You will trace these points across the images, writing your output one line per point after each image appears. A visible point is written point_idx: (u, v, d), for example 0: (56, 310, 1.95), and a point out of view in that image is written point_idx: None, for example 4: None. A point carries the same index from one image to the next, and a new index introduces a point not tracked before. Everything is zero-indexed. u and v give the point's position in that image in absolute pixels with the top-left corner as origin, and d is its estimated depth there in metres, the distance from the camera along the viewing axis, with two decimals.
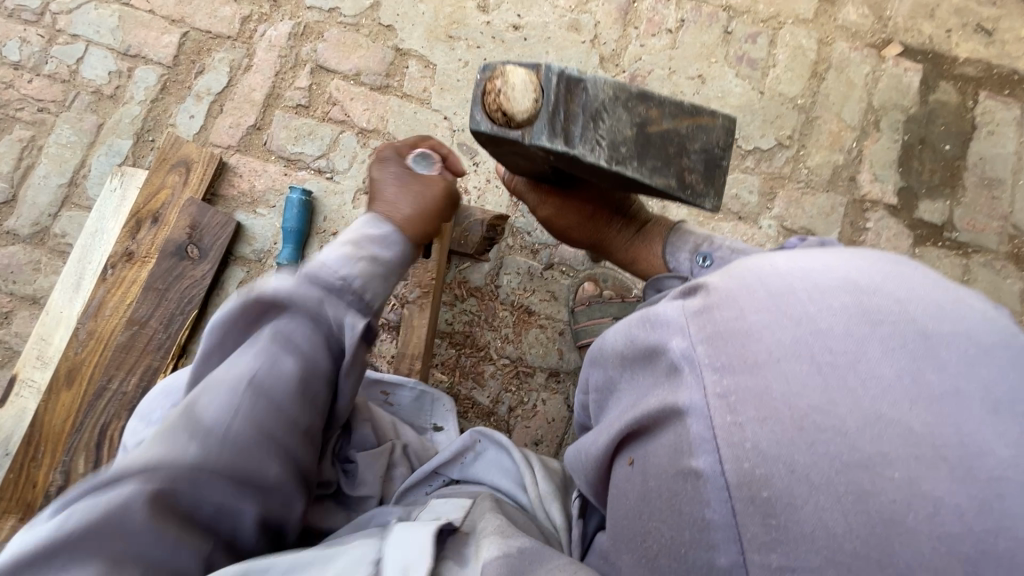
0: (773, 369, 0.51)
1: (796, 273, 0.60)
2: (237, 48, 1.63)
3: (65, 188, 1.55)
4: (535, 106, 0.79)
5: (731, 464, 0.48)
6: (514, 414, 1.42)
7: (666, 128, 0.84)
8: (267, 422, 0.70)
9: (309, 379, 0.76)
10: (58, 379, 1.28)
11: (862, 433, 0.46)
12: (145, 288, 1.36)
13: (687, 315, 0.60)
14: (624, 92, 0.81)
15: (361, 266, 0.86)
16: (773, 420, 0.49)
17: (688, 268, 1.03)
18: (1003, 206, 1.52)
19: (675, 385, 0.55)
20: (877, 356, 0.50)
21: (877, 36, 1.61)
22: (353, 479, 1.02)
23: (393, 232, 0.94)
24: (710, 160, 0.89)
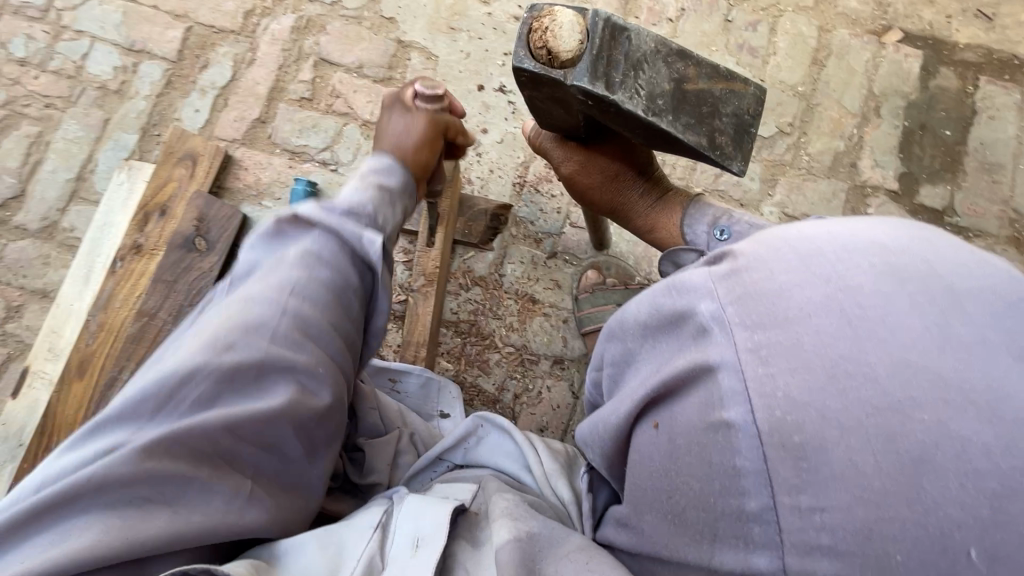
0: (806, 323, 0.50)
1: (823, 234, 0.59)
2: (240, 42, 1.65)
3: (72, 183, 1.57)
4: (580, 47, 0.78)
5: (763, 414, 0.48)
6: (518, 401, 1.44)
7: (701, 87, 0.85)
8: (307, 324, 0.76)
9: (341, 289, 0.83)
10: (70, 370, 1.29)
11: (893, 379, 0.45)
12: (155, 280, 1.37)
13: (713, 279, 0.60)
14: (665, 46, 0.81)
15: (370, 194, 0.95)
16: (806, 372, 0.47)
17: (705, 241, 1.03)
18: (1003, 190, 1.53)
19: (703, 344, 0.55)
20: (906, 308, 0.49)
21: (877, 23, 1.62)
22: (362, 468, 1.04)
23: (399, 167, 1.04)
24: (738, 125, 0.88)
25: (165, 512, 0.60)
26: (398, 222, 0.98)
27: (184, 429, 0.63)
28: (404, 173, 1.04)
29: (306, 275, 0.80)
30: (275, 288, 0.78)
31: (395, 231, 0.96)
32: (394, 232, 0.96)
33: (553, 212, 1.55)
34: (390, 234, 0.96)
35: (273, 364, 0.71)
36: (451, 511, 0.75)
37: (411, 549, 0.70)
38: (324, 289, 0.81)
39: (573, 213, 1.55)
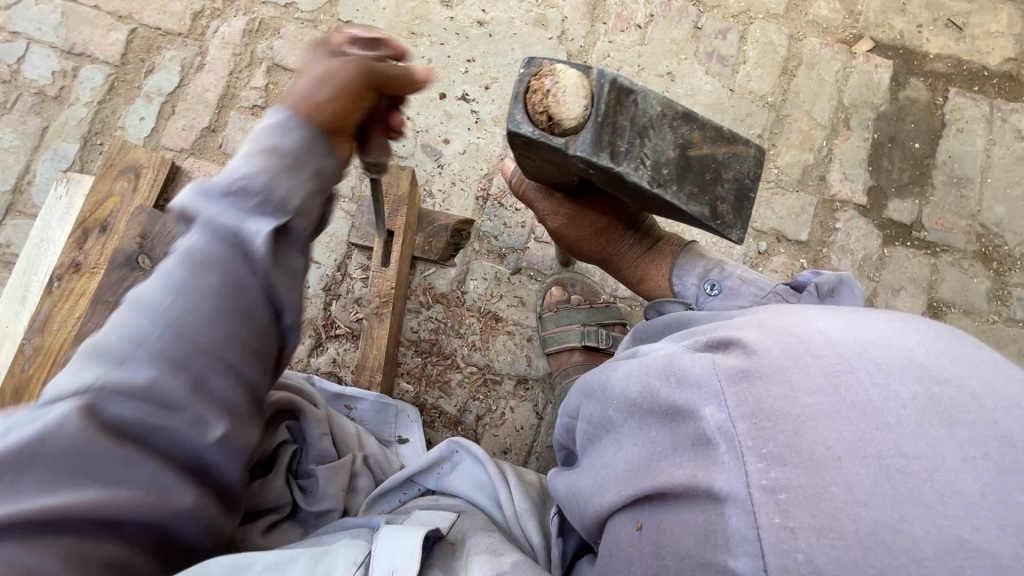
0: (833, 470, 0.45)
1: (852, 345, 0.54)
2: (188, 45, 1.56)
3: (8, 196, 1.48)
4: (584, 114, 0.75)
5: (777, 574, 0.43)
6: (481, 423, 1.39)
7: (705, 153, 0.80)
8: (200, 334, 0.58)
9: (232, 301, 0.60)
10: (3, 397, 1.22)
11: (940, 560, 0.40)
12: (94, 301, 1.28)
13: (722, 379, 0.55)
14: (672, 109, 0.78)
15: (261, 160, 0.63)
16: (833, 534, 0.42)
17: (694, 295, 0.98)
18: (971, 204, 1.51)
19: (709, 464, 0.50)
20: (956, 466, 0.43)
21: (848, 31, 1.59)
22: (312, 494, 0.98)
23: (298, 118, 0.67)
24: (740, 191, 0.82)
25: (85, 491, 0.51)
26: (307, 194, 0.65)
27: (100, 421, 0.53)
28: (314, 128, 0.67)
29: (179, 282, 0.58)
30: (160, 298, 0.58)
31: (312, 200, 0.66)
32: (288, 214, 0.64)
33: (516, 226, 1.50)
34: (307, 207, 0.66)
35: (169, 377, 0.56)
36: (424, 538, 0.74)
37: None
38: (213, 297, 0.59)
39: (537, 227, 1.50)
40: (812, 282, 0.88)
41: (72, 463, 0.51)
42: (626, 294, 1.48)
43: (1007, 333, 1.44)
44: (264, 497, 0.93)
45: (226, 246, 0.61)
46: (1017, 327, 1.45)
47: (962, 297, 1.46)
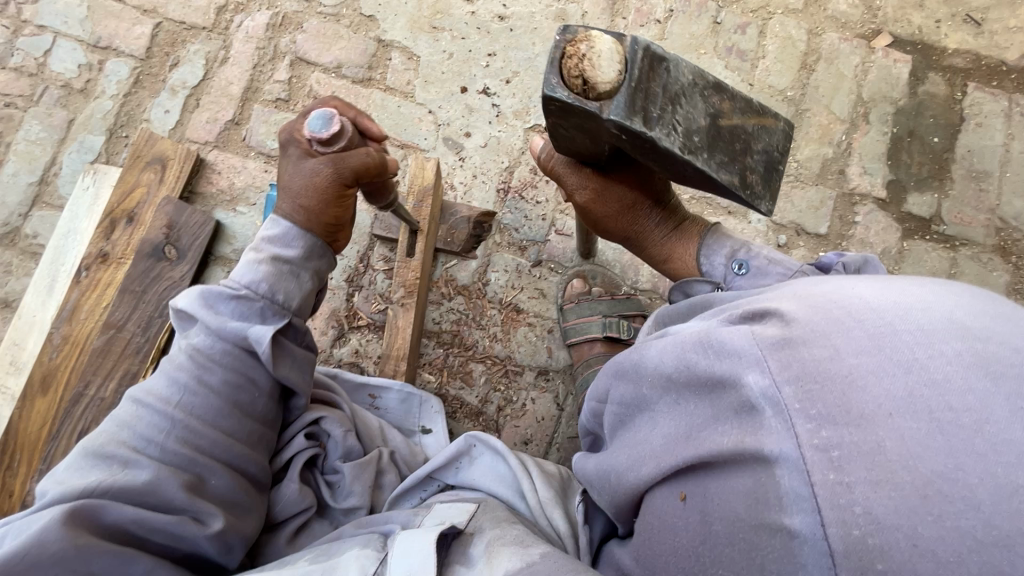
0: (885, 425, 0.44)
1: (889, 309, 0.53)
2: (213, 39, 1.58)
3: (35, 187, 1.50)
4: (619, 78, 0.72)
5: (837, 529, 0.43)
6: (502, 414, 1.40)
7: (735, 123, 0.81)
8: (199, 439, 0.79)
9: (236, 389, 0.84)
10: (33, 385, 1.24)
11: (998, 506, 0.40)
12: (122, 290, 1.31)
13: (763, 347, 0.54)
14: (703, 79, 0.78)
15: (265, 270, 0.88)
16: (891, 486, 0.42)
17: (722, 274, 0.98)
18: (990, 198, 1.52)
19: (757, 428, 0.50)
20: (1006, 416, 0.43)
21: (867, 26, 1.60)
22: (339, 490, 0.98)
23: (293, 227, 0.92)
24: (767, 163, 0.85)
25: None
26: (308, 292, 0.93)
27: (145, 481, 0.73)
28: (309, 237, 0.93)
29: (193, 382, 0.81)
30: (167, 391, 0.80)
31: (303, 306, 0.92)
32: (297, 308, 0.91)
33: (537, 219, 1.51)
34: (297, 308, 0.91)
35: (168, 479, 0.74)
36: (435, 540, 0.75)
37: None
38: (217, 397, 0.82)
39: (558, 220, 1.51)
40: (838, 262, 0.87)
41: (82, 559, 0.65)
42: (646, 287, 1.49)
43: None
44: (292, 497, 0.92)
45: (235, 343, 0.85)
46: None
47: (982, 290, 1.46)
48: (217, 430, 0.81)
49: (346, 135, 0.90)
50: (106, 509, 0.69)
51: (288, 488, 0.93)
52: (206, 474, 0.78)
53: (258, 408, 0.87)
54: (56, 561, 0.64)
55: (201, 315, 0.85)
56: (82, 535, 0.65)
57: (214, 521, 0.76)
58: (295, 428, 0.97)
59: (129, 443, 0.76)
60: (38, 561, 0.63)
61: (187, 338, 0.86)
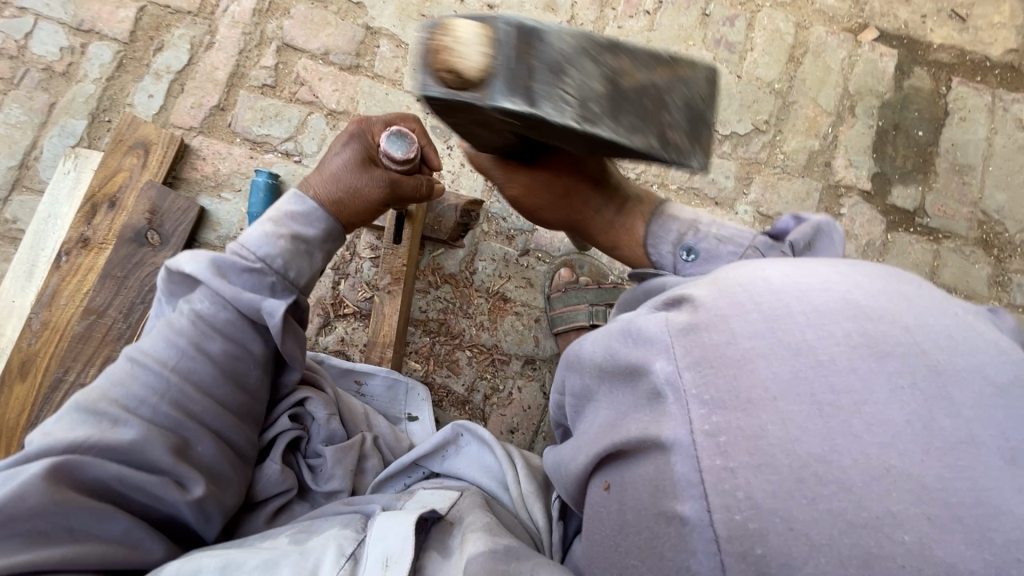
0: (769, 410, 0.44)
1: (790, 289, 0.52)
2: (198, 24, 1.56)
3: (15, 171, 1.47)
4: (490, 63, 0.65)
5: (721, 514, 0.43)
6: (489, 403, 1.40)
7: (642, 82, 0.70)
8: (190, 404, 0.78)
9: (234, 360, 0.84)
10: (10, 371, 1.22)
11: (870, 488, 0.39)
12: (103, 275, 1.29)
13: (672, 333, 0.53)
14: (592, 40, 0.66)
15: (281, 245, 0.88)
16: (769, 470, 0.42)
17: (671, 262, 0.93)
18: (972, 192, 1.54)
19: (659, 415, 0.49)
20: (884, 395, 0.42)
21: (854, 20, 1.61)
22: (319, 474, 0.97)
23: (319, 208, 0.94)
24: (690, 115, 0.75)
25: (69, 546, 0.64)
26: (315, 273, 0.93)
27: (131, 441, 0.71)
28: (330, 221, 0.94)
29: (192, 347, 0.80)
30: (161, 355, 0.78)
31: (311, 284, 0.93)
32: (304, 286, 0.91)
33: None
34: (305, 286, 0.92)
35: (155, 442, 0.72)
36: (416, 522, 0.74)
37: (380, 566, 0.69)
38: (214, 364, 0.81)
39: None
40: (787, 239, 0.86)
41: (64, 513, 0.64)
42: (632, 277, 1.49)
43: None
44: (273, 484, 0.91)
45: (247, 314, 0.85)
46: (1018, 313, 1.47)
47: (964, 282, 1.48)
48: (209, 398, 0.81)
49: (415, 161, 1.02)
50: (89, 466, 0.67)
51: (270, 469, 0.91)
52: (194, 440, 0.77)
53: (252, 380, 0.87)
54: (35, 515, 0.62)
55: (210, 280, 0.83)
56: (65, 491, 0.64)
57: (197, 488, 0.75)
58: (279, 409, 0.96)
59: (117, 402, 0.73)
60: (15, 515, 0.61)
61: (192, 296, 0.84)
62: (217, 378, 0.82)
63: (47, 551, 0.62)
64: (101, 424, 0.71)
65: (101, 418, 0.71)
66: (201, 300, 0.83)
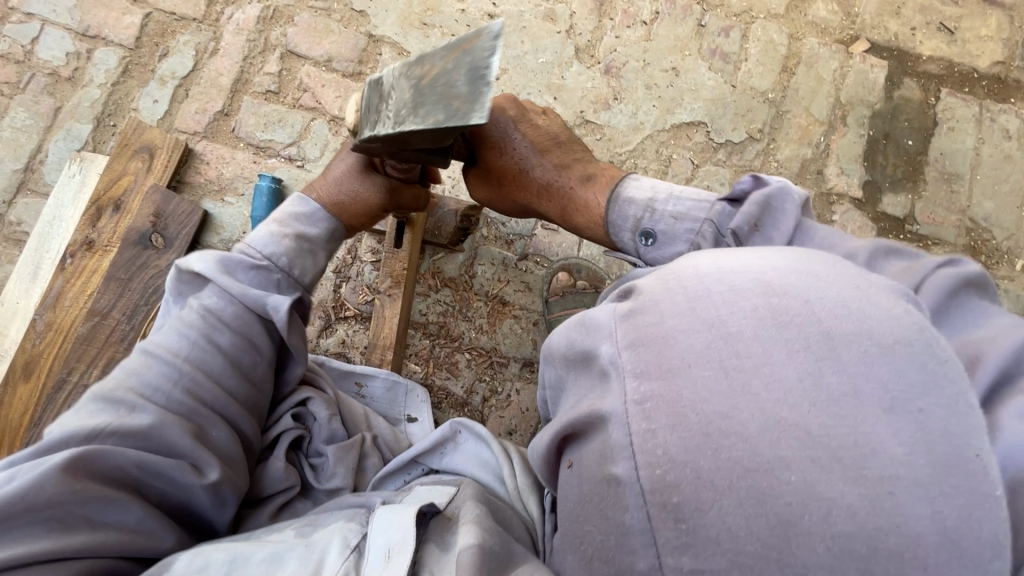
0: (683, 376, 0.46)
1: (711, 269, 0.53)
2: (202, 30, 1.58)
3: (20, 174, 1.49)
4: (358, 117, 0.95)
5: (646, 471, 0.45)
6: (487, 404, 1.42)
7: (432, 75, 0.79)
8: (203, 392, 0.81)
9: (243, 352, 0.88)
10: (15, 372, 1.24)
11: (764, 437, 0.41)
12: (108, 277, 1.31)
13: (615, 318, 0.55)
14: (397, 68, 0.85)
15: (285, 245, 0.96)
16: (681, 428, 0.44)
17: (634, 248, 0.92)
18: (961, 200, 1.57)
19: (603, 391, 0.52)
20: (782, 359, 0.44)
21: (845, 32, 1.65)
22: (320, 471, 0.99)
23: (321, 211, 1.02)
24: (473, 79, 0.74)
25: (85, 531, 0.65)
26: (318, 270, 1.01)
27: (143, 429, 0.73)
28: (331, 223, 1.03)
29: (203, 339, 0.84)
30: (173, 349, 0.82)
31: (314, 282, 1.00)
32: (308, 282, 0.99)
33: None
34: (308, 286, 0.99)
35: (171, 426, 0.75)
36: (415, 515, 0.76)
37: (383, 557, 0.71)
38: (224, 355, 0.85)
39: None
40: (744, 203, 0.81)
41: (81, 500, 0.65)
42: None
43: None
44: (270, 478, 0.93)
45: (252, 309, 0.91)
46: None
47: None
48: (219, 386, 0.83)
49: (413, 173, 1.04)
50: (108, 454, 0.69)
51: (274, 465, 0.93)
52: (208, 425, 0.79)
53: (258, 373, 0.91)
54: (52, 504, 0.64)
55: (218, 278, 0.89)
56: (81, 481, 0.65)
57: (211, 471, 0.76)
58: (283, 408, 0.98)
59: (135, 389, 0.77)
60: (32, 504, 0.62)
61: (200, 295, 0.90)
62: (226, 368, 0.85)
63: (65, 538, 0.63)
64: (116, 415, 0.73)
65: (116, 409, 0.74)
66: (210, 298, 0.89)
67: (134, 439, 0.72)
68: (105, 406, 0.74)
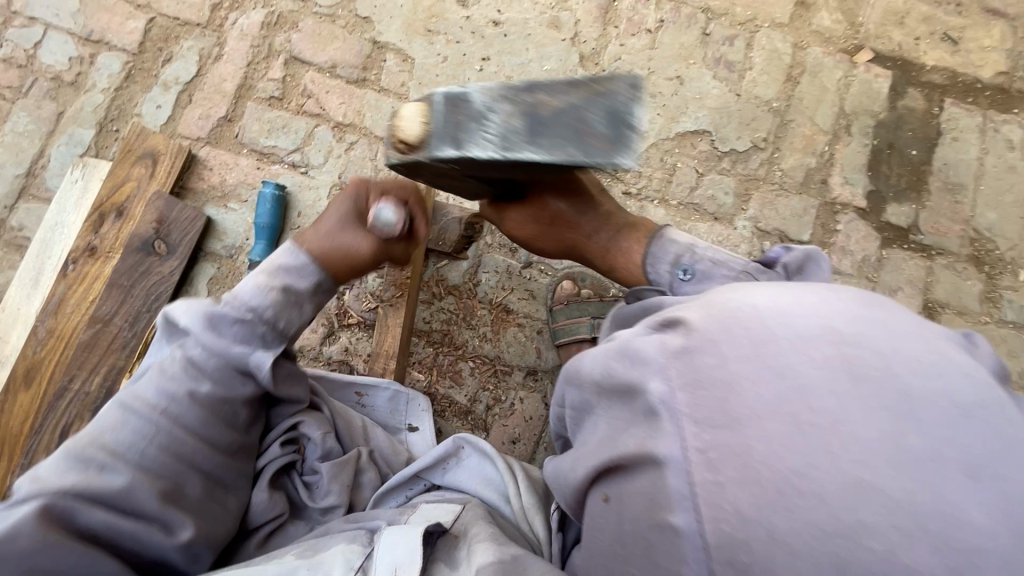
0: (756, 429, 0.49)
1: (776, 315, 0.57)
2: (207, 36, 1.58)
3: (22, 179, 1.48)
4: (422, 131, 0.87)
5: (710, 525, 0.47)
6: (491, 413, 1.42)
7: (556, 105, 0.83)
8: (181, 447, 0.80)
9: (226, 404, 0.86)
10: (16, 379, 1.22)
11: (843, 499, 0.44)
12: (110, 284, 1.30)
13: (665, 355, 0.57)
14: (507, 88, 0.83)
15: (273, 297, 0.90)
16: (755, 485, 0.47)
17: (667, 280, 1.05)
18: (964, 210, 1.57)
19: (653, 431, 0.54)
20: (860, 416, 0.47)
21: (849, 42, 1.65)
22: (316, 491, 0.98)
23: (312, 262, 0.96)
24: (613, 118, 0.83)
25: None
26: (304, 323, 0.95)
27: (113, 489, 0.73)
28: (320, 274, 0.96)
29: (184, 393, 0.81)
30: (150, 403, 0.80)
31: (299, 331, 0.95)
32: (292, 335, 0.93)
33: None
34: (290, 336, 0.94)
35: (141, 486, 0.74)
36: (423, 535, 0.75)
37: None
38: (204, 408, 0.83)
39: None
40: (782, 259, 0.99)
41: (49, 557, 0.66)
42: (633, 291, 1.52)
43: (998, 335, 1.51)
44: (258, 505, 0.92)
45: (234, 364, 0.86)
46: (1008, 328, 1.51)
47: (957, 298, 1.52)
48: (199, 439, 0.82)
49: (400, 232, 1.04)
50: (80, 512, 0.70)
51: (259, 496, 0.92)
52: (184, 482, 0.80)
53: (240, 418, 0.88)
54: (25, 556, 0.64)
55: (200, 333, 0.85)
56: (51, 537, 0.66)
57: (183, 531, 0.77)
58: (272, 437, 0.97)
59: (109, 447, 0.76)
60: (1, 555, 0.63)
61: (178, 344, 0.86)
62: (205, 422, 0.83)
63: None
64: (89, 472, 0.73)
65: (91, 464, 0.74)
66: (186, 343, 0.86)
67: (105, 495, 0.72)
68: (81, 459, 0.74)
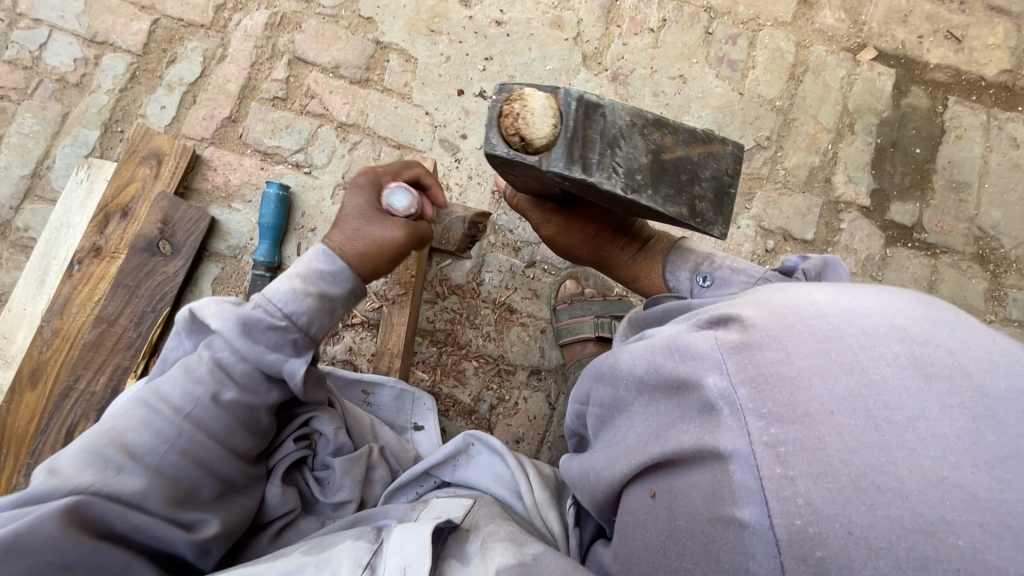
0: (827, 422, 0.48)
1: (840, 312, 0.57)
2: (211, 37, 1.58)
3: (27, 180, 1.49)
4: (553, 132, 0.82)
5: (781, 520, 0.46)
6: (495, 412, 1.42)
7: (679, 155, 0.88)
8: (201, 451, 0.78)
9: (246, 409, 0.84)
10: (22, 379, 1.23)
11: (923, 496, 0.43)
12: (115, 284, 1.31)
13: (723, 350, 0.57)
14: (641, 118, 0.84)
15: (307, 302, 0.88)
16: (828, 479, 0.45)
17: (687, 288, 1.07)
18: (969, 208, 1.57)
19: (712, 426, 0.53)
20: (936, 412, 0.47)
21: (853, 40, 1.65)
22: (327, 487, 0.97)
23: (346, 266, 0.94)
24: (718, 187, 0.92)
25: None
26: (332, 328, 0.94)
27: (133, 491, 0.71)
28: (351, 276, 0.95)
29: (208, 397, 0.79)
30: (172, 403, 0.78)
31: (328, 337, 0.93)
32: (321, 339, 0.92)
33: None
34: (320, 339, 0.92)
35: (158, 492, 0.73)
36: (430, 533, 0.75)
37: None
38: (227, 414, 0.81)
39: None
40: (800, 267, 0.99)
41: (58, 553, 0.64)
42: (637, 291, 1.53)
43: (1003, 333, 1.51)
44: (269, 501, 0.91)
45: (266, 368, 0.85)
46: (1012, 327, 1.51)
47: (961, 296, 1.52)
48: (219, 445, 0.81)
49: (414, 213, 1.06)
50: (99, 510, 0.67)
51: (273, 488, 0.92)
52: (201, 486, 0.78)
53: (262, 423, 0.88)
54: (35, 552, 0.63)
55: (228, 333, 0.82)
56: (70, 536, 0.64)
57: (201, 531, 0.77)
58: (288, 429, 0.96)
59: (129, 447, 0.73)
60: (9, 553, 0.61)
61: (206, 344, 0.84)
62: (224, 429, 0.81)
63: None
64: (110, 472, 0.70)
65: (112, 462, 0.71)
66: (216, 342, 0.83)
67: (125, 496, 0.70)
68: (102, 455, 0.71)
